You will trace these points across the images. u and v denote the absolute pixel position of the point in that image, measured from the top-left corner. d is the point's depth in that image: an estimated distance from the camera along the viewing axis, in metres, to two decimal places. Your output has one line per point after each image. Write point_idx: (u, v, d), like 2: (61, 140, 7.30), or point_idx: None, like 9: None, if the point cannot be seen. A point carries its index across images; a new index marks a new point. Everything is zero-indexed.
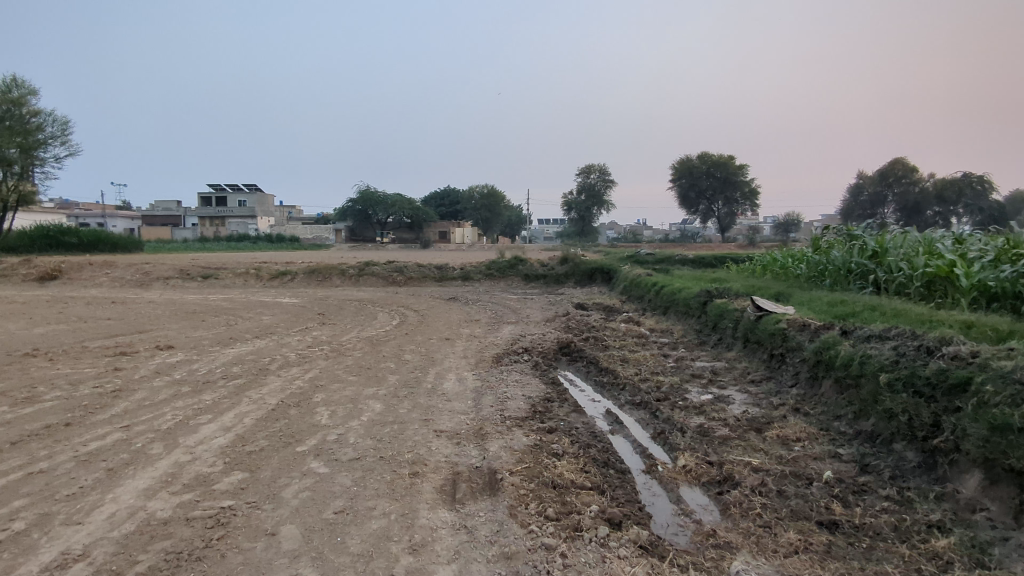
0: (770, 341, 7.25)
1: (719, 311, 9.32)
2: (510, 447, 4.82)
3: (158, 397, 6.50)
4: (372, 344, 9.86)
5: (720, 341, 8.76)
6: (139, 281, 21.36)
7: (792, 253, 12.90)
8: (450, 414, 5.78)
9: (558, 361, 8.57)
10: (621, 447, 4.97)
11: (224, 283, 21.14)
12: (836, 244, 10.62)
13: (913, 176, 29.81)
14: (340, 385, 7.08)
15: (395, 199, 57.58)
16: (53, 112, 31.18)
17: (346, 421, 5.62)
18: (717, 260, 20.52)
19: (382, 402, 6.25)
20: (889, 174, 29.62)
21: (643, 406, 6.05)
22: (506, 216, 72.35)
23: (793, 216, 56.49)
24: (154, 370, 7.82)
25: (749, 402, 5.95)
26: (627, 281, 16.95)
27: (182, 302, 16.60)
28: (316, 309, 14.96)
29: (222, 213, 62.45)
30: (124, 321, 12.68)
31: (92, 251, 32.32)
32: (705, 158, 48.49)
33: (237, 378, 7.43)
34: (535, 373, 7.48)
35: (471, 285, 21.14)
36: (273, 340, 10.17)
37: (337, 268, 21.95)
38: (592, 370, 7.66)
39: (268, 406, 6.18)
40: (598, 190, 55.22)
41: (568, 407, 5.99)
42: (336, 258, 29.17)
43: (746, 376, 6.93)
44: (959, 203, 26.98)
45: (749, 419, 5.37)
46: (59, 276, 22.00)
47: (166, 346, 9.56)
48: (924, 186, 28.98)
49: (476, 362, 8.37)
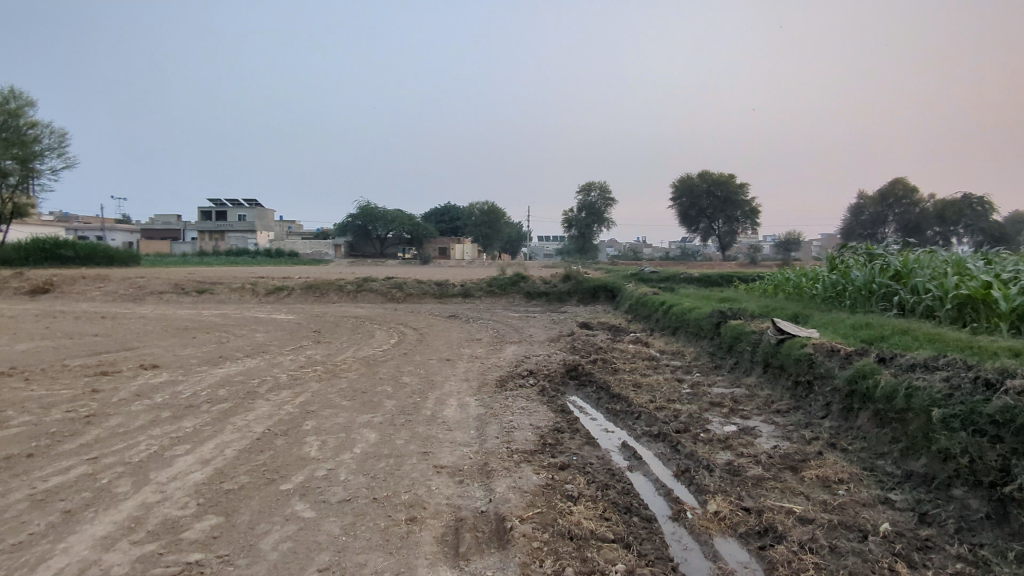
0: (794, 366, 6.76)
1: (735, 333, 8.83)
2: (520, 487, 4.30)
3: (134, 423, 5.99)
4: (368, 365, 9.34)
5: (738, 365, 8.27)
6: (132, 295, 20.91)
7: (806, 272, 12.45)
8: (451, 447, 5.26)
9: (565, 384, 8.08)
10: (642, 487, 4.46)
11: (220, 298, 20.65)
12: (855, 264, 10.17)
13: (913, 198, 30.19)
14: (333, 411, 6.56)
15: (395, 214, 57.36)
16: (50, 124, 30.83)
17: (337, 454, 5.11)
18: (723, 278, 20.07)
19: (377, 431, 5.74)
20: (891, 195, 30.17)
21: (662, 438, 5.55)
22: (505, 232, 72.09)
23: (793, 234, 56.36)
24: (135, 393, 7.31)
25: (778, 437, 5.45)
26: (632, 300, 16.51)
27: (175, 318, 16.12)
28: (311, 326, 14.48)
29: (221, 228, 62.15)
30: (111, 338, 12.17)
31: (88, 264, 31.86)
32: (706, 177, 48.30)
33: (222, 402, 6.92)
34: (541, 399, 6.97)
35: (471, 302, 20.69)
36: (265, 360, 9.66)
37: (334, 284, 21.48)
38: (603, 396, 7.16)
39: (252, 434, 5.67)
40: (599, 208, 54.83)
41: (580, 439, 5.48)
42: (334, 274, 28.72)
43: (771, 405, 6.43)
44: (960, 224, 26.73)
45: (782, 455, 4.88)
46: (51, 290, 21.54)
47: (150, 365, 9.05)
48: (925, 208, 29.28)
49: (478, 385, 7.88)
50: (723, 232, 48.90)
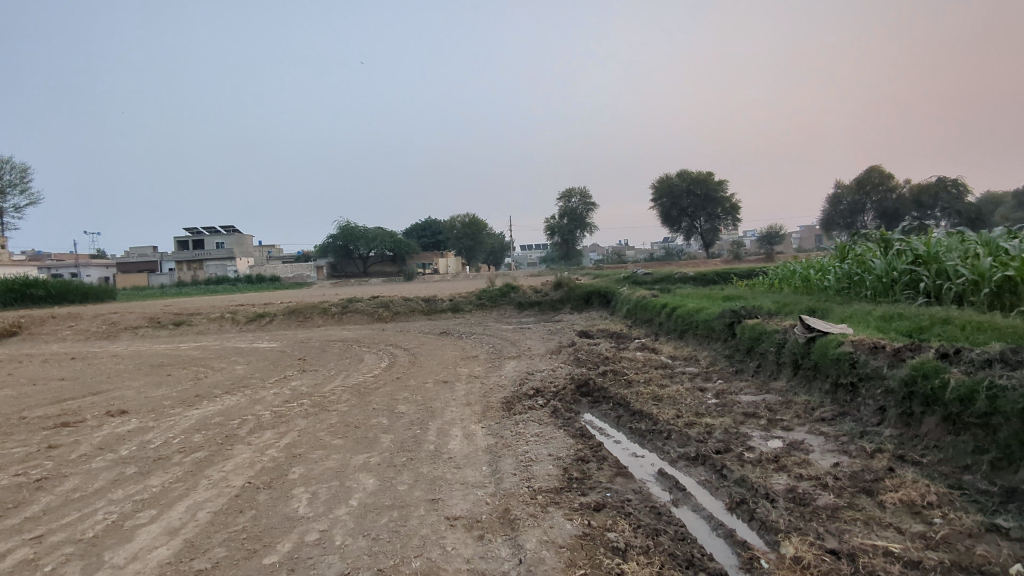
0: (832, 368, 6.08)
1: (755, 334, 8.18)
2: (553, 541, 3.57)
3: (92, 485, 5.16)
4: (359, 394, 8.54)
5: (761, 369, 7.61)
6: (106, 332, 19.89)
7: (813, 264, 11.86)
8: (463, 491, 4.52)
9: (577, 402, 7.35)
10: (697, 528, 3.76)
11: (199, 330, 19.68)
12: (870, 252, 9.59)
13: (889, 183, 33.20)
14: (323, 454, 5.78)
15: (375, 233, 56.51)
16: (10, 159, 29.63)
17: (330, 509, 4.34)
18: (719, 275, 19.46)
19: (375, 476, 4.97)
20: (867, 183, 33.53)
21: (703, 462, 4.86)
22: (488, 244, 71.64)
23: (775, 226, 56.39)
24: (98, 446, 6.46)
25: (834, 452, 4.77)
26: (630, 304, 15.86)
27: (150, 354, 15.17)
28: (296, 354, 13.64)
29: (199, 256, 60.79)
30: (78, 382, 11.22)
31: (60, 303, 30.64)
32: (684, 176, 48.09)
33: (197, 451, 6.10)
34: (556, 422, 6.24)
35: (461, 317, 19.94)
36: (246, 396, 8.84)
37: (318, 306, 20.63)
38: (622, 415, 6.46)
39: (230, 490, 4.87)
40: (580, 213, 54.30)
41: (610, 470, 4.78)
42: (317, 296, 27.89)
43: (812, 413, 5.77)
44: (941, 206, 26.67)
45: (850, 475, 4.19)
46: (20, 332, 20.47)
47: (117, 410, 8.18)
48: (901, 194, 32.81)
49: (483, 410, 7.12)
50: (706, 229, 48.53)
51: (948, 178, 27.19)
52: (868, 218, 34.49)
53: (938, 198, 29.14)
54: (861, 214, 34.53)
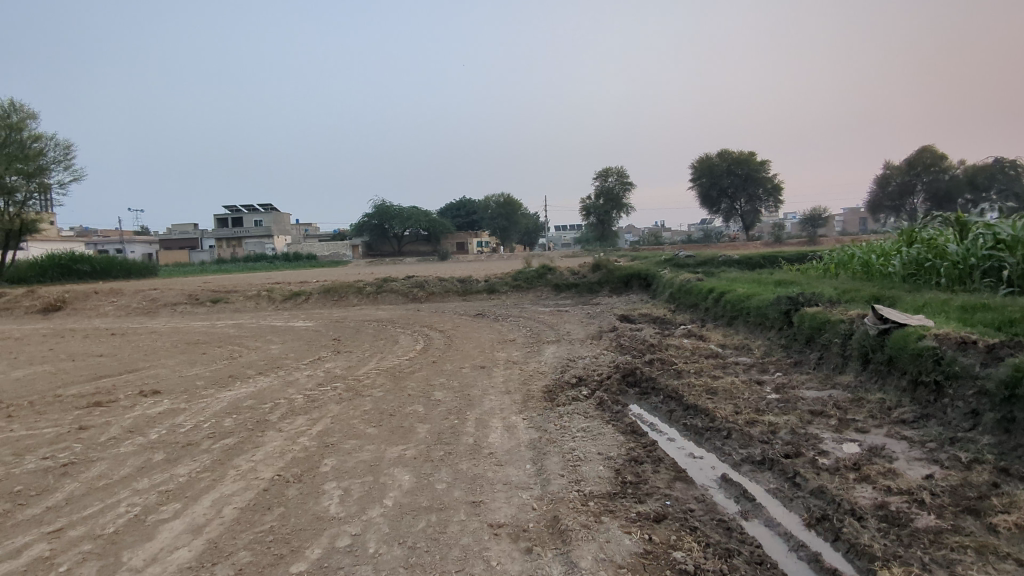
0: (912, 363, 5.49)
1: (817, 324, 7.58)
2: (611, 560, 3.15)
3: (118, 473, 4.93)
4: (394, 379, 8.23)
5: (824, 361, 7.05)
6: (146, 309, 20.10)
7: (875, 248, 11.09)
8: (507, 494, 4.14)
9: (624, 393, 6.89)
10: (775, 549, 3.31)
11: (235, 308, 19.72)
12: (942, 236, 8.84)
13: (941, 164, 31.62)
14: (357, 444, 5.47)
15: (410, 211, 56.49)
16: (54, 136, 30.16)
17: (363, 510, 4.00)
18: (765, 259, 18.62)
19: (411, 472, 4.63)
20: (918, 164, 31.98)
21: (771, 467, 4.37)
22: (523, 224, 71.15)
23: (818, 208, 54.37)
24: (128, 428, 6.28)
25: (922, 460, 4.23)
26: (672, 288, 15.26)
27: (187, 331, 15.20)
28: (331, 334, 13.46)
29: (238, 234, 61.73)
30: (116, 359, 11.21)
31: (104, 278, 31.27)
32: (725, 156, 46.64)
33: (226, 437, 5.86)
34: (603, 416, 5.81)
35: (497, 298, 19.60)
36: (279, 378, 8.62)
37: (353, 286, 20.49)
38: (674, 410, 5.99)
39: (258, 483, 4.58)
40: (616, 193, 53.21)
41: (669, 475, 4.33)
42: (352, 275, 27.82)
43: (889, 414, 5.20)
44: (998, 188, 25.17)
45: (949, 491, 3.65)
46: (64, 307, 20.86)
47: (150, 390, 8.03)
48: (954, 174, 31.19)
49: (523, 399, 6.72)
50: (746, 210, 47.10)
51: (1001, 158, 25.24)
52: (917, 200, 33.19)
53: (993, 180, 27.38)
54: (910, 196, 33.34)
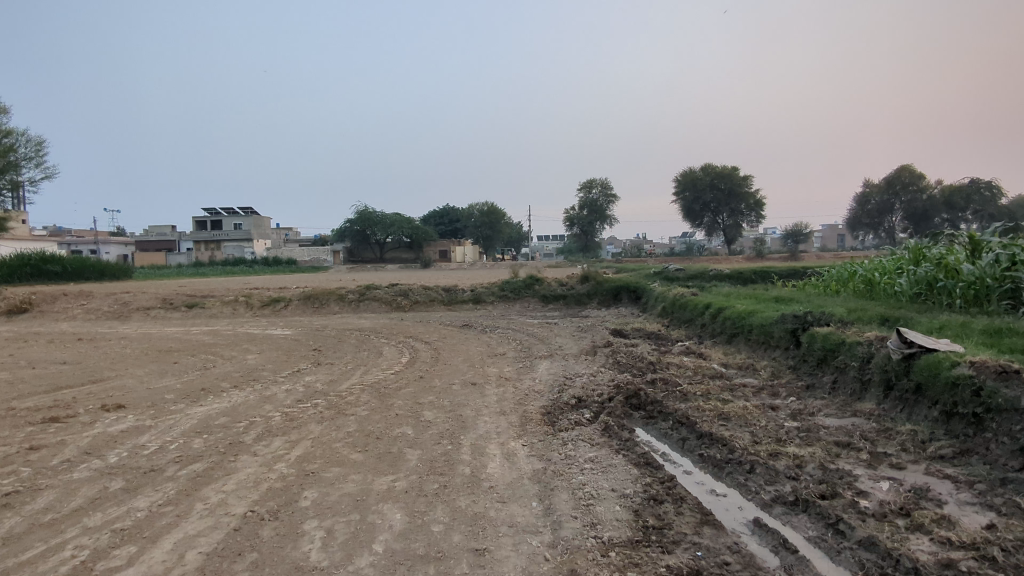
0: (946, 393, 5.09)
1: (831, 345, 7.21)
2: None
3: (68, 506, 4.33)
4: (380, 395, 7.68)
5: (840, 385, 6.66)
6: (117, 313, 19.25)
7: (877, 265, 10.80)
8: (514, 540, 3.62)
9: (628, 416, 6.42)
10: None
11: (211, 314, 18.95)
12: (955, 255, 8.53)
13: (919, 184, 31.95)
14: (340, 473, 4.91)
15: (394, 218, 55.83)
16: (26, 131, 29.19)
17: (350, 558, 3.46)
18: (756, 274, 18.39)
19: (403, 511, 4.09)
20: (897, 183, 32.33)
21: (807, 510, 3.92)
22: (506, 233, 70.88)
23: (800, 224, 54.54)
24: (84, 450, 5.64)
25: (974, 505, 3.80)
26: (664, 302, 14.91)
27: (160, 338, 14.44)
28: (311, 344, 12.82)
29: (217, 236, 60.48)
30: (80, 367, 10.48)
31: (76, 279, 30.21)
32: (709, 170, 46.73)
33: (195, 462, 5.27)
34: (611, 445, 5.33)
35: (483, 309, 19.08)
36: (257, 393, 8.02)
37: (335, 293, 19.84)
38: (687, 439, 5.52)
39: (229, 521, 4.01)
40: (600, 205, 53.08)
41: (696, 518, 3.86)
42: (333, 281, 27.13)
43: (924, 447, 4.79)
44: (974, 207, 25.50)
45: (1020, 545, 3.22)
46: (30, 309, 19.93)
47: (113, 405, 7.37)
48: (931, 195, 31.21)
49: (521, 423, 6.20)
50: (729, 225, 47.14)
51: (977, 178, 25.31)
52: (896, 218, 33.43)
53: (970, 200, 27.62)
54: (888, 214, 33.59)
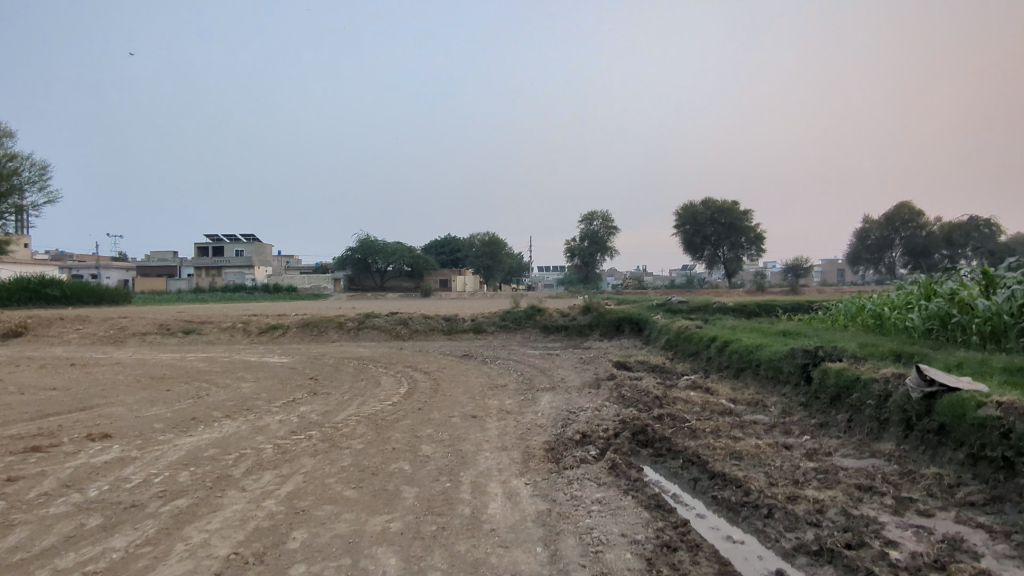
0: (972, 435, 4.83)
1: (844, 381, 6.96)
2: None
3: (39, 544, 4.05)
4: (376, 428, 7.40)
5: (855, 424, 6.40)
6: (113, 338, 19.00)
7: (887, 299, 10.60)
8: None
9: (636, 454, 6.14)
10: None
11: (208, 341, 18.70)
12: (969, 291, 8.33)
13: (918, 221, 32.00)
14: (331, 512, 4.63)
15: (395, 247, 55.87)
16: (31, 156, 29.30)
17: None
18: (760, 307, 18.18)
19: (398, 555, 3.82)
20: (896, 219, 32.43)
21: (832, 561, 3.65)
22: (507, 263, 70.97)
23: (800, 258, 54.46)
24: (63, 482, 5.36)
25: (1014, 559, 3.53)
26: (668, 334, 14.69)
27: (155, 364, 14.17)
28: (308, 372, 12.55)
29: (218, 263, 60.47)
30: (70, 394, 10.20)
31: (75, 303, 30.01)
32: (709, 204, 46.89)
33: (180, 497, 4.98)
34: (619, 485, 5.05)
35: (483, 339, 18.82)
36: (249, 423, 7.74)
37: (334, 321, 19.61)
38: (699, 479, 5.24)
39: (210, 564, 3.73)
40: (601, 236, 53.15)
41: (713, 569, 3.59)
42: (334, 309, 26.92)
43: (952, 492, 4.52)
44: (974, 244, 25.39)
45: None
46: (25, 333, 19.68)
47: (99, 434, 7.08)
48: (930, 231, 31.15)
49: (524, 459, 5.92)
50: (729, 258, 47.12)
51: (976, 215, 25.24)
52: (896, 253, 33.39)
53: (970, 237, 27.55)
54: (888, 250, 33.52)
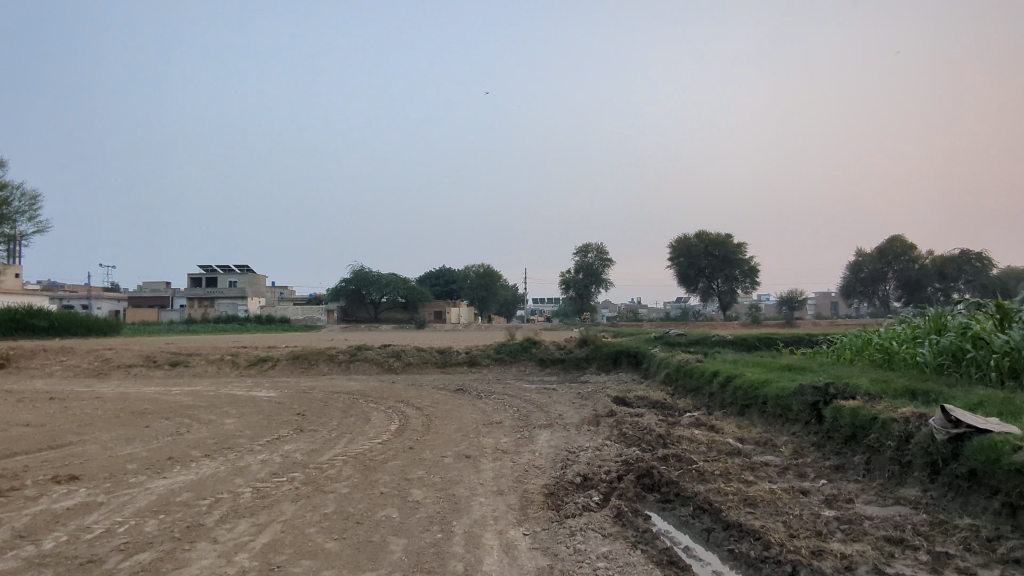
0: (1009, 482, 4.45)
1: (860, 420, 6.57)
2: None
3: None
4: (364, 469, 6.94)
5: (874, 467, 6.00)
6: (97, 370, 18.47)
7: (894, 332, 10.29)
8: None
9: (642, 500, 5.72)
10: None
11: (195, 373, 18.18)
12: (983, 325, 8.03)
13: (911, 254, 32.01)
14: (309, 568, 4.18)
15: (389, 279, 55.66)
16: (22, 185, 29.01)
17: None
18: (760, 340, 17.85)
19: None
20: (888, 253, 32.45)
21: None
22: (502, 295, 70.72)
23: (794, 291, 54.33)
24: (18, 532, 4.90)
25: None
26: (667, 368, 14.31)
27: (138, 398, 13.66)
28: (296, 407, 12.06)
29: (210, 294, 59.93)
30: (44, 430, 9.70)
31: (62, 334, 29.44)
32: (702, 237, 46.97)
33: (144, 550, 4.53)
34: (628, 537, 4.63)
35: (478, 372, 18.38)
36: (228, 464, 7.26)
37: (325, 353, 19.14)
38: (712, 530, 4.82)
39: None
40: (596, 269, 53.11)
41: None
42: (327, 341, 26.40)
43: (993, 546, 4.13)
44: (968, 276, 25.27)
45: None
46: (6, 365, 19.12)
47: (66, 476, 6.60)
48: (923, 264, 31.18)
49: (522, 506, 5.48)
50: (724, 291, 47.00)
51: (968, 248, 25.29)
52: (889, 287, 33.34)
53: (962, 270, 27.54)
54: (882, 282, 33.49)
